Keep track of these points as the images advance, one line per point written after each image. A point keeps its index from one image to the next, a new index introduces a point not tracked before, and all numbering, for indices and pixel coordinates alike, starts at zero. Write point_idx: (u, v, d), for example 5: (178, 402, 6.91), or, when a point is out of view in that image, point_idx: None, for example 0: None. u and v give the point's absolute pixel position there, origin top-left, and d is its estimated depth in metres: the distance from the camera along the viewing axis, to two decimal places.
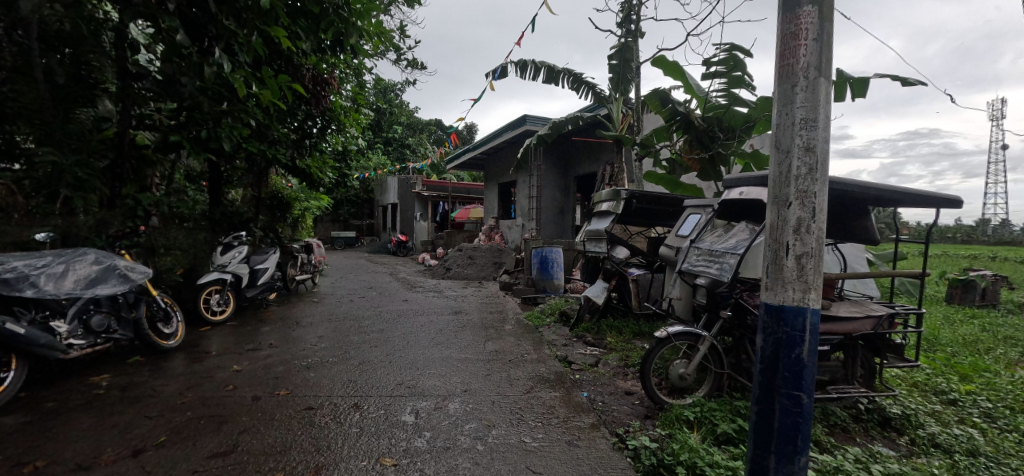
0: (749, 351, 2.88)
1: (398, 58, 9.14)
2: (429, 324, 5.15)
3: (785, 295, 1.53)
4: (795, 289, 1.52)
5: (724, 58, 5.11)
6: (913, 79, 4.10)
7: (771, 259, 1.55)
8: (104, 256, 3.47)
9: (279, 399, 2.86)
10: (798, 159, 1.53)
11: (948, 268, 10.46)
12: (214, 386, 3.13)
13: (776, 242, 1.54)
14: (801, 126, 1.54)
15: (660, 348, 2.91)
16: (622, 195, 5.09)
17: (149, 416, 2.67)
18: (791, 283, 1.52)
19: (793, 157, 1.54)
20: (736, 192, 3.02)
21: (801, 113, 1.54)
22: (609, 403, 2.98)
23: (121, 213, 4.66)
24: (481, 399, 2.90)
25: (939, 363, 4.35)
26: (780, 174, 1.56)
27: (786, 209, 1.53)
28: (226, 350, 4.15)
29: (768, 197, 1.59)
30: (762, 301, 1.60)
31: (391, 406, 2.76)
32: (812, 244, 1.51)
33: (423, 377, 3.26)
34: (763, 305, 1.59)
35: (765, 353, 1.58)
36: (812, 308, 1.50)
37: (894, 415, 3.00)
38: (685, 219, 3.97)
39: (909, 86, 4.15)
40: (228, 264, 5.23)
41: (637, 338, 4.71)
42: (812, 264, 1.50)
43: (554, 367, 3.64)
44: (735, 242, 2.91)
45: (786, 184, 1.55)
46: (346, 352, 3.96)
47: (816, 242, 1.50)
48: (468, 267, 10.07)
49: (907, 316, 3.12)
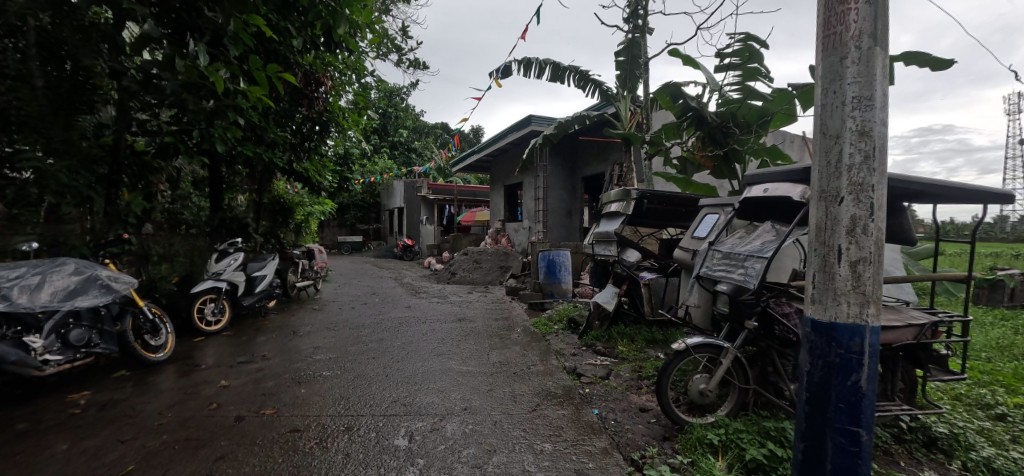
0: (777, 364, 2.61)
1: (400, 59, 8.97)
2: (431, 332, 4.92)
3: (838, 311, 1.49)
4: (852, 302, 1.48)
5: (739, 49, 4.86)
6: (943, 59, 3.75)
7: (823, 262, 1.51)
8: (85, 266, 3.30)
9: (265, 420, 2.65)
10: (852, 145, 1.46)
11: (974, 266, 9.98)
12: (197, 404, 2.93)
13: (828, 244, 1.50)
14: (854, 106, 1.45)
15: (678, 361, 2.65)
16: (633, 195, 4.75)
17: (123, 440, 2.47)
18: (846, 294, 1.49)
19: (846, 143, 1.47)
20: (760, 188, 2.73)
21: (854, 91, 1.45)
22: (623, 422, 2.73)
23: (113, 220, 4.50)
24: (483, 419, 2.66)
25: (980, 371, 4.03)
26: (830, 163, 1.49)
27: (839, 204, 1.47)
28: (219, 362, 3.96)
29: (816, 191, 1.53)
30: (814, 325, 1.56)
31: (384, 428, 2.53)
32: (870, 247, 1.46)
33: (421, 393, 3.03)
34: (814, 329, 1.55)
35: (818, 378, 1.55)
36: (870, 330, 1.47)
37: (941, 435, 2.71)
38: (702, 219, 3.69)
39: (940, 67, 3.79)
40: (224, 272, 5.02)
41: (650, 347, 4.44)
42: (870, 271, 1.46)
43: (562, 380, 3.39)
44: (761, 244, 2.63)
45: (838, 175, 1.48)
46: (342, 365, 3.74)
47: (875, 246, 1.45)
48: (473, 271, 9.85)
49: (951, 324, 2.83)
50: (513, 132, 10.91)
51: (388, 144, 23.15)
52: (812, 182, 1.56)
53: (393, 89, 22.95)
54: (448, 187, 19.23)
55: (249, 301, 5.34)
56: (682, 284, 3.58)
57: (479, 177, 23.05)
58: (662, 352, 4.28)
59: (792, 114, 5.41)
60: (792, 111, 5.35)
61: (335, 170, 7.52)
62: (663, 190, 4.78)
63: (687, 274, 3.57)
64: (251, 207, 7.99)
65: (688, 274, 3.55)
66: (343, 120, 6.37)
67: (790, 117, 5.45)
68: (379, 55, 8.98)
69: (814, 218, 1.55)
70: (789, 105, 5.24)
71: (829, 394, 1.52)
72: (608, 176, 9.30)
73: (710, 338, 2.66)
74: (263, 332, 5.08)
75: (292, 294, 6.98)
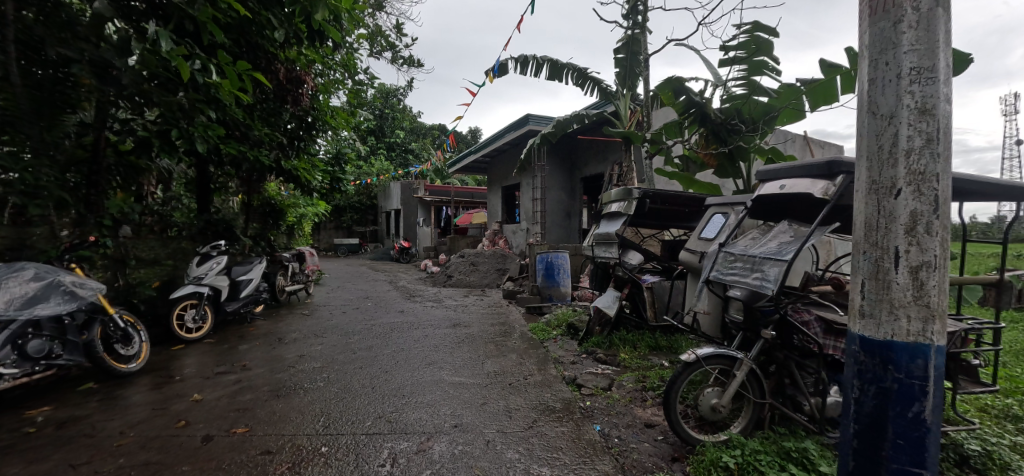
0: (796, 377, 2.39)
1: (394, 57, 8.76)
2: (424, 339, 4.69)
3: (896, 327, 1.42)
4: (914, 316, 1.41)
5: (744, 42, 4.65)
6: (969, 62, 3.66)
7: (876, 267, 1.44)
8: (47, 270, 3.07)
9: (235, 440, 2.42)
10: (911, 125, 1.39)
11: (982, 268, 9.76)
12: (164, 422, 2.69)
13: (884, 247, 1.43)
14: (912, 80, 1.38)
15: (688, 375, 2.41)
16: (635, 195, 4.51)
17: (74, 464, 2.23)
18: (905, 307, 1.41)
19: (904, 123, 1.40)
20: (776, 185, 2.49)
21: (911, 63, 1.39)
22: (627, 440, 2.50)
23: (88, 222, 4.26)
24: (474, 438, 2.43)
25: (1004, 379, 3.81)
26: (886, 149, 1.42)
27: (897, 195, 1.40)
28: (197, 373, 3.72)
29: (867, 181, 1.47)
30: (864, 340, 1.51)
31: (366, 449, 2.30)
32: (934, 246, 1.37)
33: (408, 408, 2.80)
34: (864, 346, 1.50)
35: (870, 400, 1.48)
36: (933, 351, 1.38)
37: (973, 453, 2.49)
38: (708, 220, 3.47)
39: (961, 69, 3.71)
40: (205, 277, 4.79)
41: (653, 354, 4.22)
42: (934, 278, 1.38)
43: (561, 392, 3.16)
44: (780, 246, 2.39)
45: (894, 163, 1.41)
46: (327, 375, 3.51)
47: (940, 245, 1.36)
48: (470, 274, 9.62)
49: (982, 332, 2.60)
50: (511, 132, 10.70)
51: (384, 145, 22.93)
52: (862, 172, 1.50)
53: (389, 90, 22.74)
54: (445, 188, 19.01)
55: (233, 307, 5.10)
56: (689, 288, 3.35)
57: (477, 179, 22.84)
58: (666, 360, 4.06)
59: (799, 111, 5.20)
60: (800, 108, 5.15)
61: (326, 170, 7.30)
62: (667, 189, 4.55)
63: (694, 278, 3.34)
64: (240, 209, 7.75)
65: (694, 278, 3.32)
66: (332, 118, 6.15)
67: (797, 114, 5.24)
68: (372, 53, 8.76)
69: (865, 211, 1.49)
70: (797, 101, 5.03)
71: (883, 429, 1.46)
72: (608, 177, 9.11)
73: (723, 348, 2.43)
74: (247, 338, 4.84)
75: (282, 298, 6.74)
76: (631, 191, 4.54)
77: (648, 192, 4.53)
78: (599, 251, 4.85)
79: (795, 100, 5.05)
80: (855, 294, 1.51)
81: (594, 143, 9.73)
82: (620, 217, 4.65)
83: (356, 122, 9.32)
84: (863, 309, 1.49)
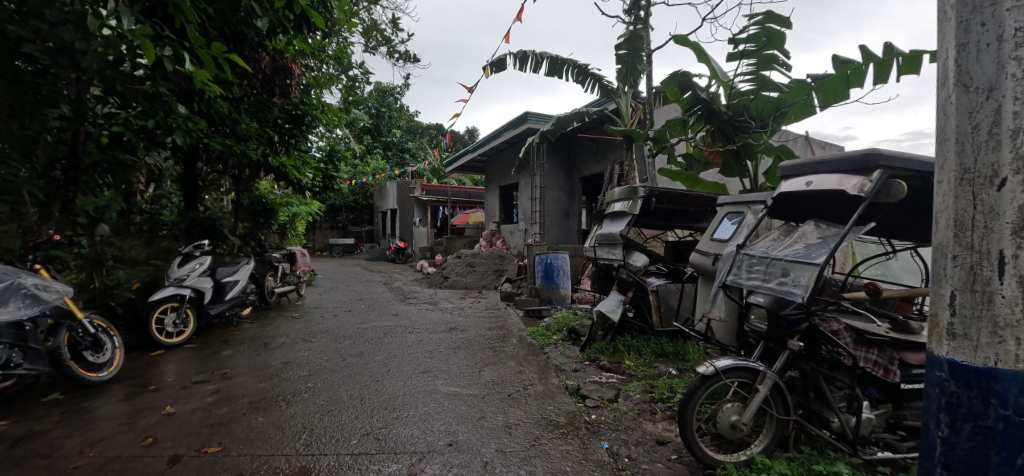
0: (825, 392, 2.18)
1: (390, 52, 8.51)
2: (418, 344, 4.46)
3: (997, 350, 1.29)
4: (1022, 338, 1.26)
5: (755, 34, 4.44)
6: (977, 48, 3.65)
7: (971, 276, 1.32)
8: (6, 272, 2.87)
9: (205, 461, 2.19)
10: (1014, 103, 1.27)
11: None
12: (130, 439, 2.46)
13: (982, 252, 1.30)
14: (1017, 48, 1.26)
15: (706, 389, 2.20)
16: (640, 194, 4.27)
17: None
18: (1012, 326, 1.27)
19: (1006, 101, 1.28)
20: (801, 181, 2.28)
21: (1016, 29, 1.26)
22: (638, 461, 2.28)
23: (61, 220, 4.02)
24: (470, 459, 2.20)
25: None
26: (984, 132, 1.31)
27: (1000, 187, 1.27)
28: (174, 381, 3.49)
29: (958, 171, 1.36)
30: (950, 363, 1.38)
31: (350, 472, 2.07)
32: None
33: (399, 424, 2.57)
34: (954, 372, 1.37)
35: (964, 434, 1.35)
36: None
37: None
38: (720, 221, 3.27)
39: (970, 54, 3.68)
40: (187, 278, 4.53)
41: (660, 361, 4.01)
42: None
43: (564, 404, 2.94)
44: (808, 250, 2.17)
45: (994, 149, 1.29)
46: (312, 384, 3.28)
47: None
48: (467, 275, 9.39)
49: None
50: (509, 131, 10.47)
51: (380, 144, 22.66)
52: (952, 156, 1.39)
53: (386, 89, 22.48)
54: (442, 188, 18.76)
55: (217, 310, 4.85)
56: (701, 293, 3.14)
57: (474, 179, 22.60)
58: (673, 368, 3.85)
59: (810, 108, 5.01)
60: (810, 104, 4.96)
61: (318, 167, 7.05)
62: (674, 188, 4.33)
63: (706, 282, 3.12)
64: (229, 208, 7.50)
65: (707, 282, 3.10)
66: (323, 113, 5.90)
67: (807, 110, 5.04)
68: (367, 48, 8.52)
69: (955, 203, 1.37)
70: (808, 97, 4.84)
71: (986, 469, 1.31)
72: (608, 176, 8.93)
73: (744, 360, 2.21)
74: (231, 343, 4.60)
75: (271, 300, 6.49)
76: (636, 189, 4.31)
77: (654, 190, 4.31)
78: (602, 252, 4.63)
79: (805, 96, 4.86)
80: (945, 309, 1.39)
81: (594, 142, 9.53)
82: (624, 217, 4.42)
83: (350, 119, 9.08)
84: (954, 328, 1.37)
